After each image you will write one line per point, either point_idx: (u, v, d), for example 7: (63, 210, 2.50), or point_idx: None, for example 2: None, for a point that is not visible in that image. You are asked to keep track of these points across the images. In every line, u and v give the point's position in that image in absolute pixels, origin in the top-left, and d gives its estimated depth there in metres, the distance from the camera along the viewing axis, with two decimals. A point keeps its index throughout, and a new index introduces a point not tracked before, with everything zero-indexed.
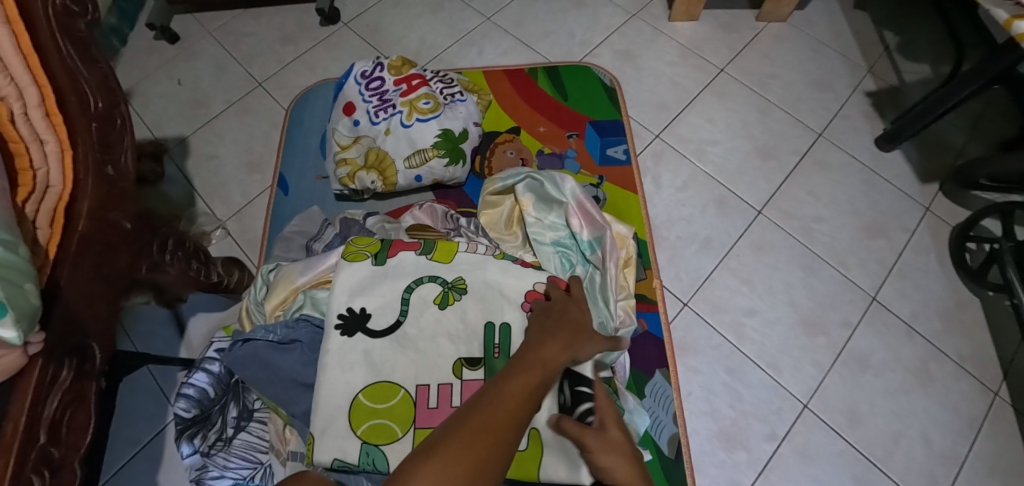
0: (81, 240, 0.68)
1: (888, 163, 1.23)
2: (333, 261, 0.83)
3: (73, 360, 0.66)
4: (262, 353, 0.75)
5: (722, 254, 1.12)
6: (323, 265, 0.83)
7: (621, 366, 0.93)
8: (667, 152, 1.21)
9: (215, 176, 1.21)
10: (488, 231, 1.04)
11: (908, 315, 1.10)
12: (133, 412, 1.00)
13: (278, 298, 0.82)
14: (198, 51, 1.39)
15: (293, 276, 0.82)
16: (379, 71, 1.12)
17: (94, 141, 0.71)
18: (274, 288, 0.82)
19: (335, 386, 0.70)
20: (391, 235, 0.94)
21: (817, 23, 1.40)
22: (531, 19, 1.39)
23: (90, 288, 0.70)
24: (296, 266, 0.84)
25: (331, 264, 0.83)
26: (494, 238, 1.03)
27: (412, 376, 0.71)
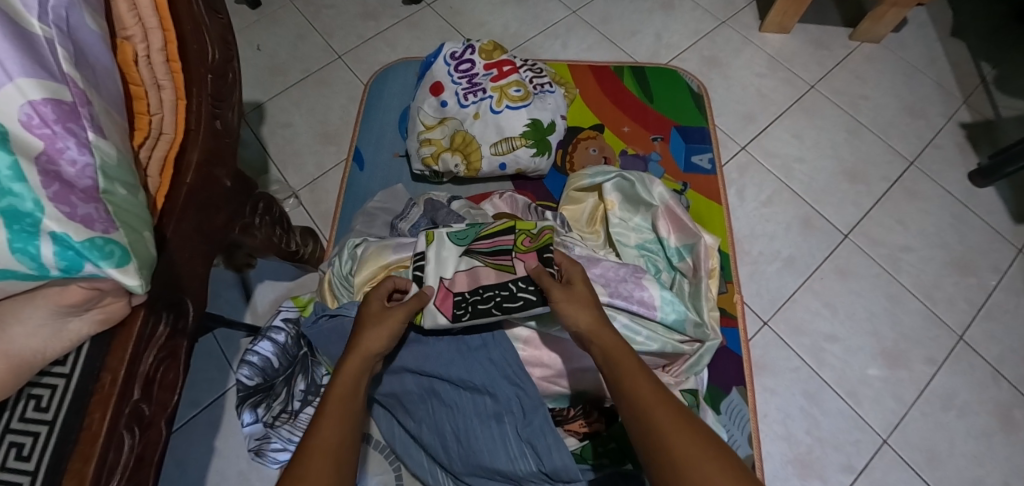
0: (188, 194, 0.66)
1: (980, 199, 1.18)
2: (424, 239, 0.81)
3: (169, 315, 0.64)
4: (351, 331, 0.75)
5: (806, 275, 1.07)
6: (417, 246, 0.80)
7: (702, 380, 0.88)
8: (753, 165, 1.17)
9: (289, 144, 1.20)
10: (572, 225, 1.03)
11: (994, 358, 1.04)
12: (196, 373, 1.01)
13: (369, 274, 0.80)
14: (279, 18, 1.37)
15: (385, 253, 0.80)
16: (469, 53, 1.10)
17: (207, 92, 0.69)
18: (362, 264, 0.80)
19: None
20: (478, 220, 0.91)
21: (912, 46, 1.35)
22: (617, 16, 1.35)
23: (191, 243, 0.68)
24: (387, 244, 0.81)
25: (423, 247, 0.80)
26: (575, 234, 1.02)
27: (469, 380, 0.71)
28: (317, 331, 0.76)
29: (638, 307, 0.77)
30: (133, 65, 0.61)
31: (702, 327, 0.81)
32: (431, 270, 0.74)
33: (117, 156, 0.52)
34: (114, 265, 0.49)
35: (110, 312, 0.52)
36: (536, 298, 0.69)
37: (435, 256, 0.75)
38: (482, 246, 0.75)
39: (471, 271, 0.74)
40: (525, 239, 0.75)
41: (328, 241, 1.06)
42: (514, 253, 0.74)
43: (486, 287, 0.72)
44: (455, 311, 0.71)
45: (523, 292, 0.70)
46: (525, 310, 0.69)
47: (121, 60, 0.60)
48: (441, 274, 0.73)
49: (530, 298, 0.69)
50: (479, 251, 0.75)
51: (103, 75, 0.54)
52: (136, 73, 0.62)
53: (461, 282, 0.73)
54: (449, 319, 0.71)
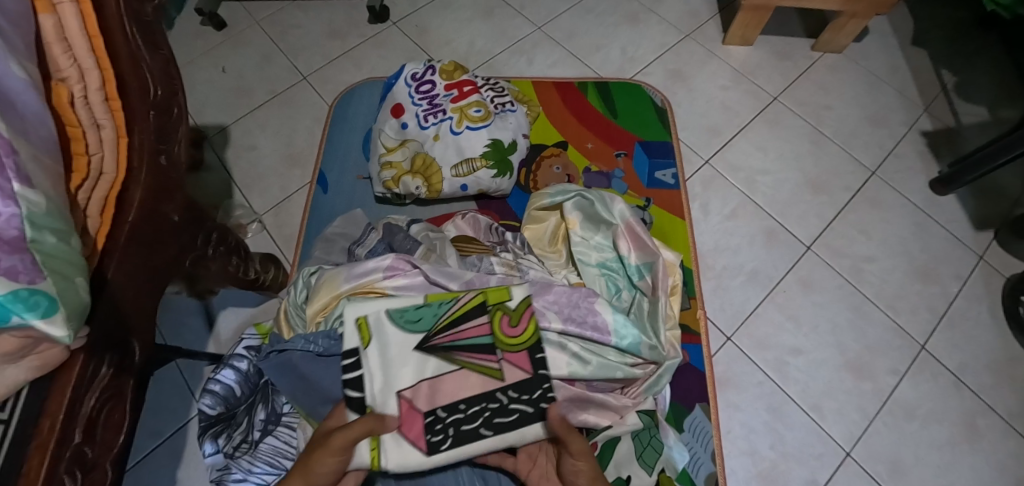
0: (131, 232, 0.66)
1: (941, 207, 1.19)
2: (378, 268, 0.80)
3: (113, 356, 0.63)
4: (302, 365, 0.75)
5: (769, 288, 1.08)
6: (368, 273, 0.80)
7: (661, 399, 0.89)
8: (717, 179, 1.18)
9: (254, 167, 1.19)
10: (535, 249, 1.03)
11: (957, 366, 1.05)
12: (158, 404, 1.00)
13: (320, 304, 0.80)
14: (244, 39, 1.37)
15: (337, 282, 0.80)
16: (430, 74, 1.10)
17: (150, 128, 0.68)
18: (318, 292, 0.81)
19: (387, 394, 0.66)
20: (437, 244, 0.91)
21: (875, 56, 1.36)
22: (582, 31, 1.36)
23: (135, 280, 0.67)
24: (339, 272, 0.81)
25: (376, 273, 0.80)
26: (537, 254, 1.02)
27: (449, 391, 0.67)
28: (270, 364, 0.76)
29: (592, 333, 0.78)
30: (69, 107, 0.61)
31: (653, 349, 0.82)
32: (381, 383, 0.66)
33: (47, 203, 0.52)
34: (40, 316, 0.48)
35: (46, 358, 0.52)
36: (529, 414, 0.66)
37: (380, 360, 0.67)
38: (453, 340, 0.69)
39: (441, 377, 0.67)
40: (502, 318, 0.71)
41: (292, 265, 1.06)
42: (498, 350, 0.69)
43: (466, 400, 0.66)
44: (429, 439, 0.64)
45: (514, 404, 0.67)
46: (516, 429, 0.66)
47: (56, 102, 0.60)
48: (397, 385, 0.67)
49: (524, 411, 0.66)
50: (449, 346, 0.69)
51: (30, 121, 0.53)
52: (72, 114, 0.62)
53: (437, 397, 0.66)
54: (423, 452, 0.64)
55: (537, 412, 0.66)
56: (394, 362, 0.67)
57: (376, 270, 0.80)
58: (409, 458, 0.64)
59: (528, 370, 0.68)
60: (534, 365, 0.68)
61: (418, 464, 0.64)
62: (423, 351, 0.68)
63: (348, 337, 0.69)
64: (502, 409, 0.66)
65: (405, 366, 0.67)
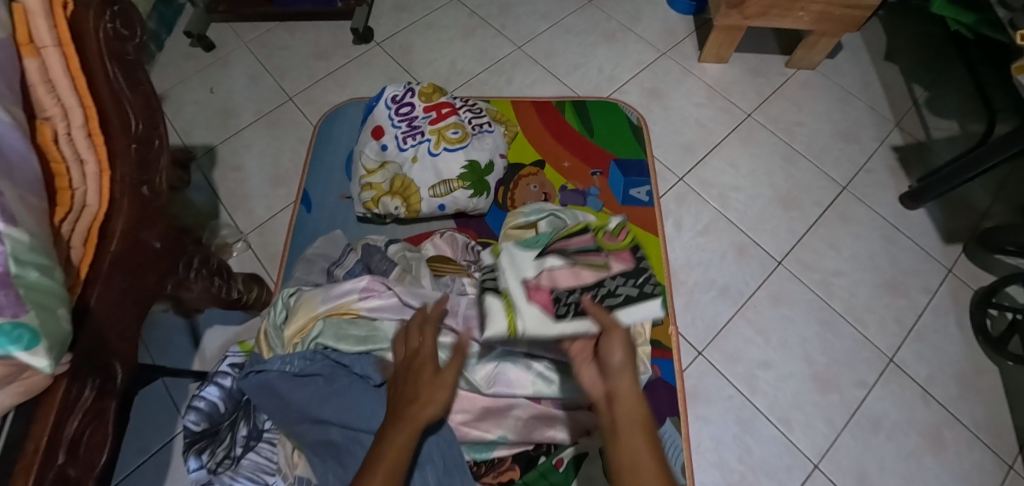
0: (113, 262, 0.69)
1: (911, 221, 1.22)
2: (353, 290, 0.83)
3: (95, 380, 0.67)
4: (279, 382, 0.78)
5: (740, 303, 1.10)
6: (343, 295, 0.83)
7: None
8: (691, 196, 1.21)
9: (240, 188, 1.23)
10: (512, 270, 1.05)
11: (923, 379, 1.08)
12: (143, 421, 1.03)
13: (297, 326, 0.83)
14: (232, 61, 1.40)
15: (314, 303, 0.83)
16: (410, 96, 1.13)
17: (132, 162, 0.71)
18: (296, 313, 0.84)
19: (511, 277, 0.68)
20: (415, 264, 0.94)
21: (847, 72, 1.39)
22: (560, 51, 1.39)
23: (118, 307, 0.70)
24: (316, 294, 0.84)
25: (352, 295, 0.83)
26: None
27: (561, 282, 0.67)
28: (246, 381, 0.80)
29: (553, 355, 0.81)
30: (53, 145, 0.64)
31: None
32: (509, 275, 0.68)
33: (31, 239, 0.55)
34: (24, 348, 0.51)
35: (30, 385, 0.55)
36: (638, 294, 0.66)
37: (509, 262, 0.70)
38: (566, 246, 0.71)
39: (562, 269, 0.68)
40: (603, 235, 0.73)
41: (275, 283, 1.09)
42: (604, 250, 0.70)
43: (582, 285, 0.67)
44: (556, 310, 0.65)
45: (624, 288, 0.66)
46: (630, 306, 0.65)
47: (40, 139, 0.63)
48: (523, 276, 0.68)
49: (632, 293, 0.66)
50: (563, 250, 0.71)
51: (18, 165, 0.57)
52: (55, 150, 0.65)
53: (560, 281, 0.67)
54: (551, 320, 0.65)
55: (648, 292, 0.66)
56: (517, 261, 0.70)
57: (353, 292, 0.83)
58: (536, 327, 0.64)
59: (630, 262, 0.68)
60: (637, 258, 0.69)
61: (547, 334, 0.64)
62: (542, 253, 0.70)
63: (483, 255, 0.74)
64: (619, 290, 0.66)
65: (525, 267, 0.69)
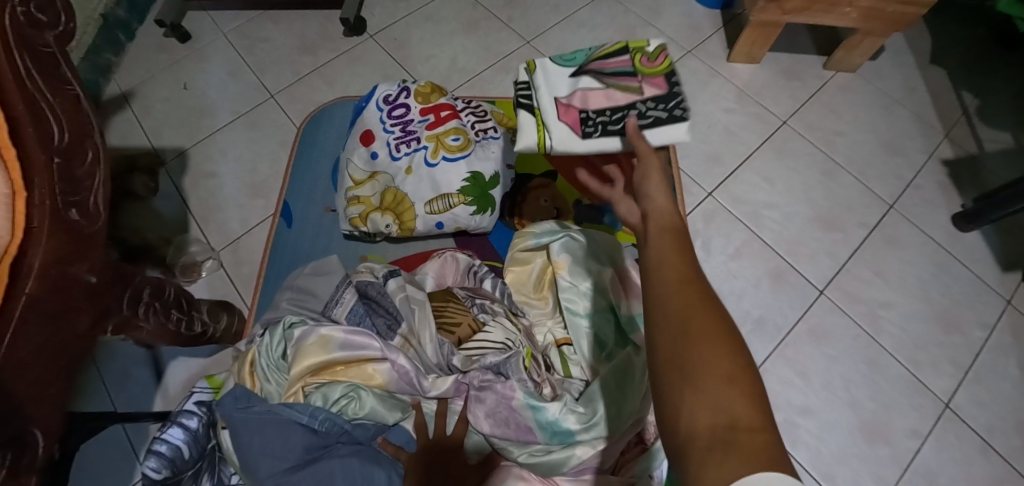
0: (29, 305, 0.55)
1: (965, 245, 1.09)
2: (377, 345, 0.76)
3: (7, 455, 0.54)
4: (288, 434, 0.68)
5: (777, 339, 0.97)
6: (366, 349, 0.75)
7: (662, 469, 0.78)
8: (720, 213, 1.07)
9: (213, 198, 1.09)
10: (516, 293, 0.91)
11: (983, 428, 0.95)
12: (96, 468, 0.90)
13: (310, 366, 0.75)
14: (208, 53, 1.26)
15: (331, 351, 0.75)
16: (404, 96, 1.00)
17: (55, 180, 0.57)
18: (304, 358, 0.75)
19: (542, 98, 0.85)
20: (419, 306, 0.82)
21: (891, 76, 1.26)
22: (574, 47, 1.26)
23: (35, 362, 0.56)
24: (335, 337, 0.76)
25: (374, 347, 0.76)
26: (518, 301, 0.91)
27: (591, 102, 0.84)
28: (246, 418, 0.69)
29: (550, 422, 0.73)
30: None
31: (591, 427, 0.72)
32: (546, 104, 0.84)
33: None
34: None
35: None
36: (668, 116, 0.81)
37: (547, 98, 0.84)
38: (601, 69, 0.86)
39: (593, 99, 0.84)
40: (642, 58, 0.86)
41: (249, 311, 0.96)
42: (638, 75, 0.85)
43: (613, 109, 0.82)
44: (585, 129, 0.82)
45: (650, 112, 0.82)
46: (653, 124, 0.81)
47: None
48: (557, 94, 0.85)
49: (658, 115, 0.81)
50: (598, 72, 0.85)
51: None
52: None
53: (592, 101, 0.83)
54: (579, 136, 0.82)
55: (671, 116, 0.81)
56: (557, 85, 0.86)
57: (373, 343, 0.75)
58: (568, 138, 0.82)
59: (663, 89, 0.83)
60: (669, 85, 0.83)
61: (576, 146, 0.82)
62: (576, 76, 0.86)
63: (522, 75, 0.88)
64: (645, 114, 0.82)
65: (560, 86, 0.85)
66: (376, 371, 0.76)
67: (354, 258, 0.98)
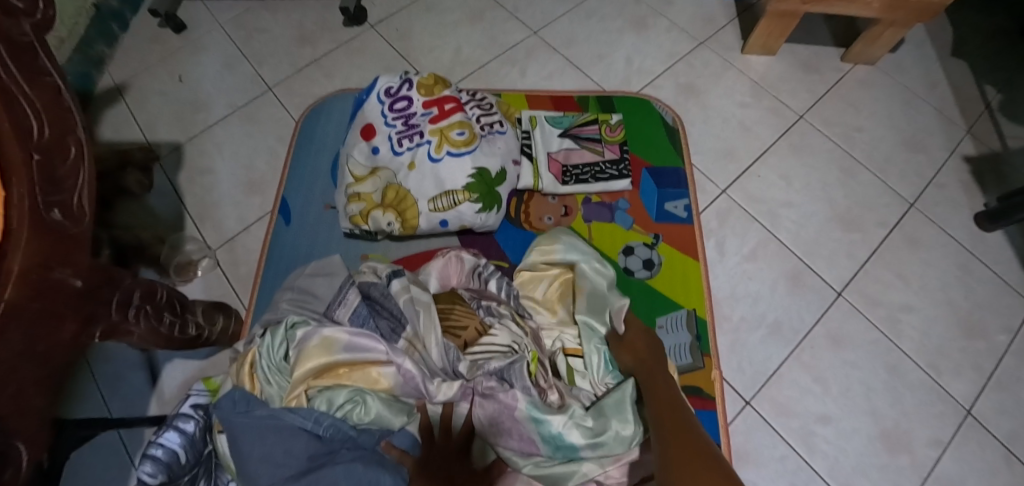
0: (5, 311, 0.51)
1: (988, 245, 1.05)
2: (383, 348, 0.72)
3: None
4: (291, 442, 0.65)
5: (794, 343, 0.94)
6: (371, 353, 0.72)
7: None
8: (734, 212, 1.03)
9: (209, 194, 1.05)
10: (524, 289, 0.85)
11: (1006, 435, 0.91)
12: (88, 475, 0.87)
13: (314, 367, 0.70)
14: (204, 44, 1.22)
15: (334, 354, 0.71)
16: (407, 88, 0.95)
17: (36, 177, 0.54)
18: (305, 360, 0.71)
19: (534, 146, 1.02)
20: (424, 308, 0.77)
21: (911, 69, 1.21)
22: (582, 38, 1.21)
23: (12, 372, 0.53)
24: (339, 338, 0.72)
25: (381, 349, 0.72)
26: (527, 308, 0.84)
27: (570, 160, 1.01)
28: (247, 423, 0.66)
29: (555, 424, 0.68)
30: None
31: (596, 443, 0.67)
32: (539, 151, 1.01)
33: None
34: None
35: None
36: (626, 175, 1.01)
37: (540, 147, 1.02)
38: (583, 131, 1.04)
39: (571, 153, 1.02)
40: (613, 127, 1.05)
41: (247, 312, 0.93)
42: (607, 143, 1.03)
43: (588, 165, 1.01)
44: (565, 178, 1.00)
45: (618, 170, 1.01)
46: (615, 181, 1.00)
47: None
48: (548, 148, 1.02)
49: (619, 175, 1.01)
50: (581, 136, 1.04)
51: None
52: None
53: (572, 159, 1.02)
54: (559, 183, 0.99)
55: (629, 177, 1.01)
56: (547, 141, 1.03)
57: (379, 346, 0.71)
58: (550, 184, 0.99)
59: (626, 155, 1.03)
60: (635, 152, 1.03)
61: (557, 190, 0.99)
62: (562, 137, 1.03)
63: (522, 123, 1.04)
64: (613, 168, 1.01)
65: (550, 141, 1.03)
66: (382, 374, 0.71)
67: (355, 257, 0.94)
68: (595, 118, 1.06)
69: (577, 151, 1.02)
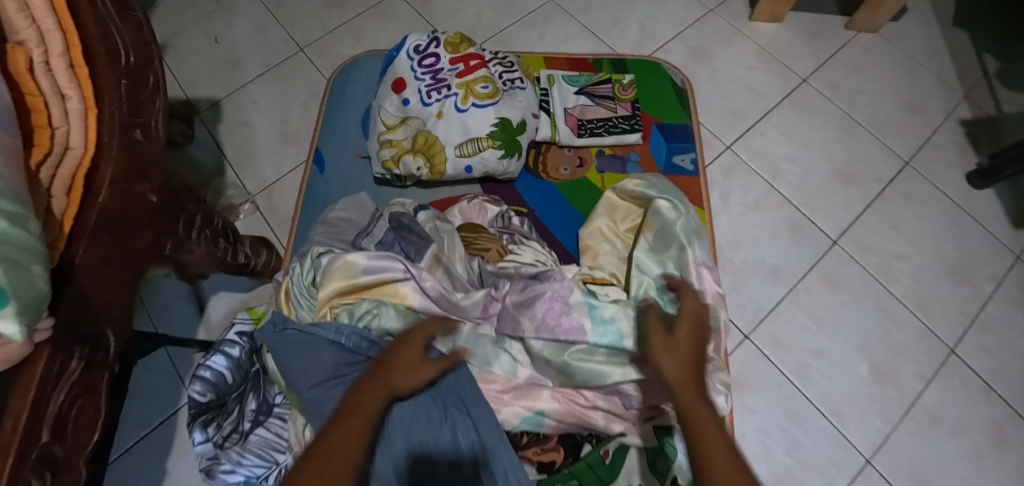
0: (99, 215, 0.59)
1: (979, 202, 1.11)
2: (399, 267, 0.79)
3: (84, 350, 0.59)
4: (320, 353, 0.73)
5: (791, 284, 1.01)
6: (390, 271, 0.78)
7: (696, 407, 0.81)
8: (739, 166, 1.10)
9: (247, 144, 1.13)
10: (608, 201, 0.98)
11: (987, 372, 0.99)
12: (146, 392, 0.97)
13: (335, 290, 0.78)
14: (238, 7, 1.29)
15: (354, 273, 0.78)
16: (434, 46, 1.02)
17: (123, 100, 0.61)
18: (330, 279, 0.79)
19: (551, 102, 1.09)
20: (447, 239, 0.86)
21: (913, 37, 1.27)
22: (598, 4, 1.27)
23: (104, 268, 0.61)
24: (354, 261, 0.79)
25: (397, 268, 0.79)
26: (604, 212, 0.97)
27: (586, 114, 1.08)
28: (281, 339, 0.74)
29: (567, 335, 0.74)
30: (27, 74, 0.56)
31: (636, 336, 0.75)
32: (556, 106, 1.09)
33: None
34: None
35: (7, 353, 0.49)
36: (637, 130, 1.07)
37: (556, 103, 1.09)
38: (597, 90, 1.11)
39: (585, 108, 1.09)
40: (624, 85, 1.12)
41: (286, 250, 1.01)
42: (619, 101, 1.10)
43: (602, 120, 1.08)
44: (580, 131, 1.07)
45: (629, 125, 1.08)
46: (626, 135, 1.07)
47: (12, 69, 0.55)
48: (565, 105, 1.09)
49: (630, 130, 1.07)
50: (594, 93, 1.10)
51: None
52: (30, 82, 0.56)
53: (587, 114, 1.08)
54: (574, 136, 1.06)
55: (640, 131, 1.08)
56: (562, 97, 1.10)
57: (396, 264, 0.78)
58: (566, 136, 1.06)
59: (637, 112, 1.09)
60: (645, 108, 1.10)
61: (572, 142, 1.06)
62: (578, 95, 1.10)
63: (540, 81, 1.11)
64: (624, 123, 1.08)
65: (565, 97, 1.10)
66: (401, 289, 0.79)
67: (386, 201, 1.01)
68: (608, 78, 1.12)
69: (591, 107, 1.09)
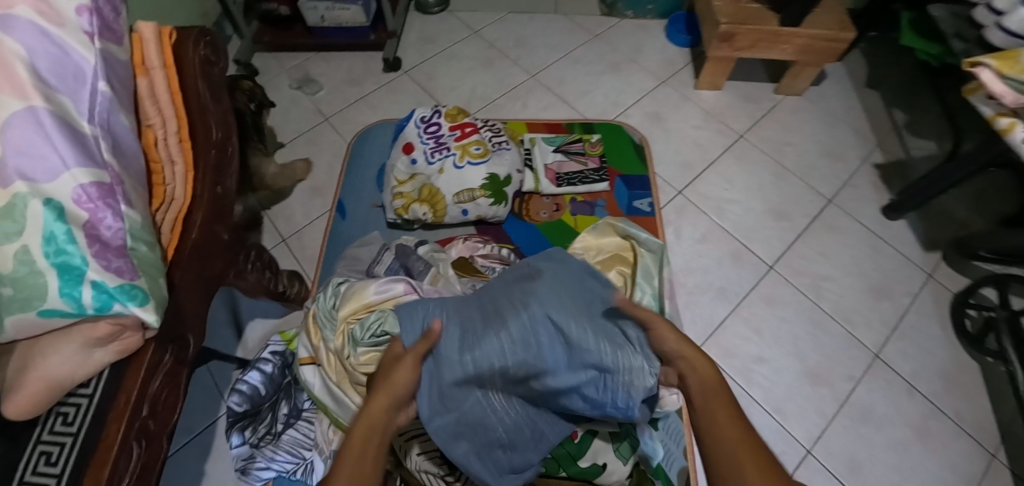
0: (193, 246, 0.81)
1: (894, 231, 1.32)
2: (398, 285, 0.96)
3: (173, 348, 0.75)
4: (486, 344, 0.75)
5: (735, 303, 1.21)
6: (393, 289, 0.95)
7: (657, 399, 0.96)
8: (688, 207, 1.33)
9: (281, 197, 1.36)
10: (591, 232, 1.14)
11: (909, 374, 1.15)
12: (192, 403, 1.15)
13: (350, 309, 0.94)
14: (273, 86, 1.55)
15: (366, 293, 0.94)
16: (436, 117, 1.25)
17: (212, 164, 0.85)
18: (346, 300, 0.95)
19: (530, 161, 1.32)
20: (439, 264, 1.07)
21: (832, 97, 1.52)
22: (570, 78, 1.54)
23: (193, 285, 0.82)
24: (370, 284, 0.96)
25: (399, 288, 0.96)
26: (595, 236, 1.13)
27: (559, 165, 1.32)
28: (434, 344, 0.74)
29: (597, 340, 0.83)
30: (154, 147, 0.80)
31: None
32: (539, 160, 1.32)
33: (141, 221, 0.69)
34: (138, 304, 0.63)
35: (127, 344, 0.67)
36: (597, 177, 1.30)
37: (540, 159, 1.32)
38: (572, 149, 1.34)
39: (560, 162, 1.32)
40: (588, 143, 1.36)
41: (312, 281, 1.22)
42: (586, 155, 1.33)
43: (572, 171, 1.31)
44: (557, 178, 1.30)
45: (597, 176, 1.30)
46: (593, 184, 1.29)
47: (145, 143, 0.79)
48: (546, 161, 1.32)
49: (596, 179, 1.30)
50: (568, 150, 1.34)
51: (130, 157, 0.72)
52: (156, 152, 0.80)
53: (562, 167, 1.31)
54: (553, 183, 1.29)
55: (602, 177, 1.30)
56: (541, 155, 1.33)
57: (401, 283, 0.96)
58: (548, 187, 1.29)
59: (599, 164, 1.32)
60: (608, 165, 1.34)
61: (551, 189, 1.28)
62: (555, 152, 1.34)
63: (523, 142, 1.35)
64: (593, 173, 1.31)
65: (545, 155, 1.33)
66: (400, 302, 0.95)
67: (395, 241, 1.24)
68: (579, 138, 1.36)
69: (566, 161, 1.32)
